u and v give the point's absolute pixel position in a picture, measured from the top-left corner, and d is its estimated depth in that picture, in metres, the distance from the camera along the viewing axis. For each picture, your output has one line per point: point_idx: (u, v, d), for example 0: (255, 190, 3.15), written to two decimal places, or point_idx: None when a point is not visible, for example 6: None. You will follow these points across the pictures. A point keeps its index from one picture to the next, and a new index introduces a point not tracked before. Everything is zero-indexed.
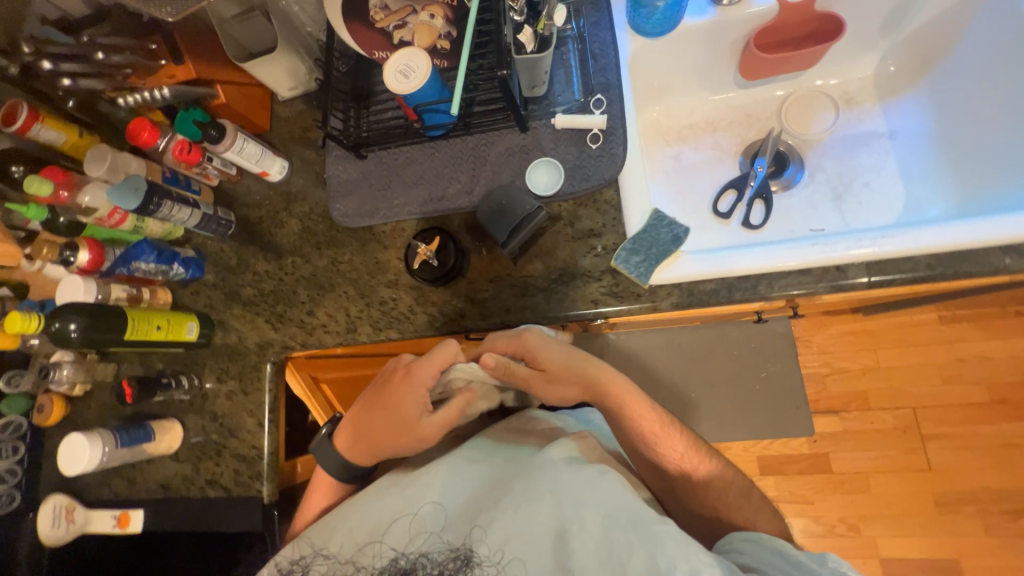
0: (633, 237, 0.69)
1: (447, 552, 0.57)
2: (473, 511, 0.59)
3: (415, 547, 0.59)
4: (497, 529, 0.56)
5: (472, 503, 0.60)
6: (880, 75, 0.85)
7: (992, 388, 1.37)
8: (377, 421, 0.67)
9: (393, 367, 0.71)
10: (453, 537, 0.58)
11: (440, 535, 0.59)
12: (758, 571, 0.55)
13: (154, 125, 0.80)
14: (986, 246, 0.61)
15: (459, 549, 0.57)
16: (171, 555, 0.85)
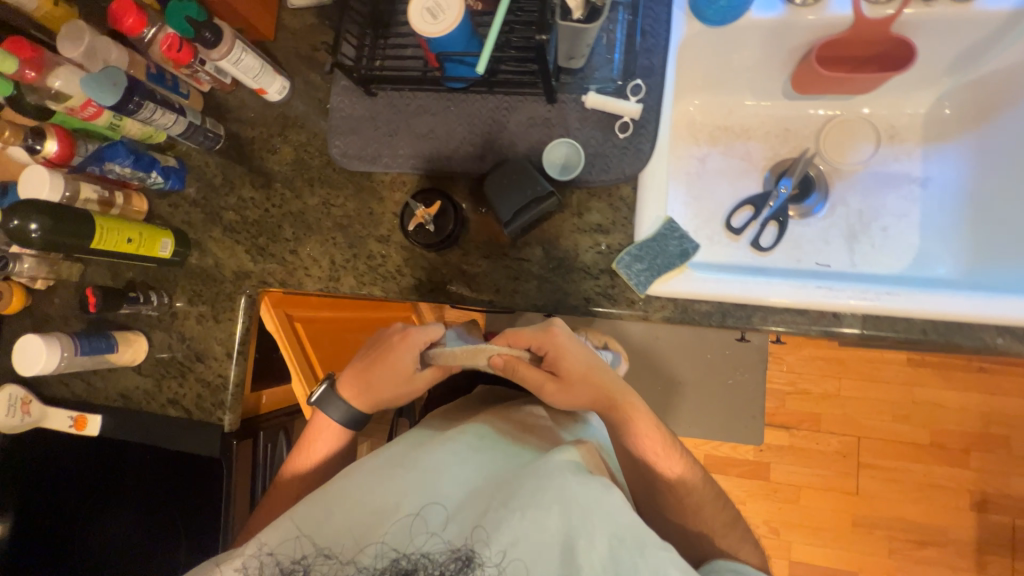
0: (641, 243, 0.66)
1: (448, 552, 0.48)
2: (485, 508, 0.52)
3: (418, 546, 0.49)
4: (509, 526, 0.49)
5: (483, 498, 0.53)
6: (932, 116, 0.80)
7: (935, 433, 1.44)
8: (377, 374, 0.70)
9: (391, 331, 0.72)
10: (456, 536, 0.50)
11: (444, 533, 0.50)
12: None
13: (140, 10, 0.70)
14: (985, 322, 0.60)
15: (460, 549, 0.48)
16: (127, 462, 0.86)
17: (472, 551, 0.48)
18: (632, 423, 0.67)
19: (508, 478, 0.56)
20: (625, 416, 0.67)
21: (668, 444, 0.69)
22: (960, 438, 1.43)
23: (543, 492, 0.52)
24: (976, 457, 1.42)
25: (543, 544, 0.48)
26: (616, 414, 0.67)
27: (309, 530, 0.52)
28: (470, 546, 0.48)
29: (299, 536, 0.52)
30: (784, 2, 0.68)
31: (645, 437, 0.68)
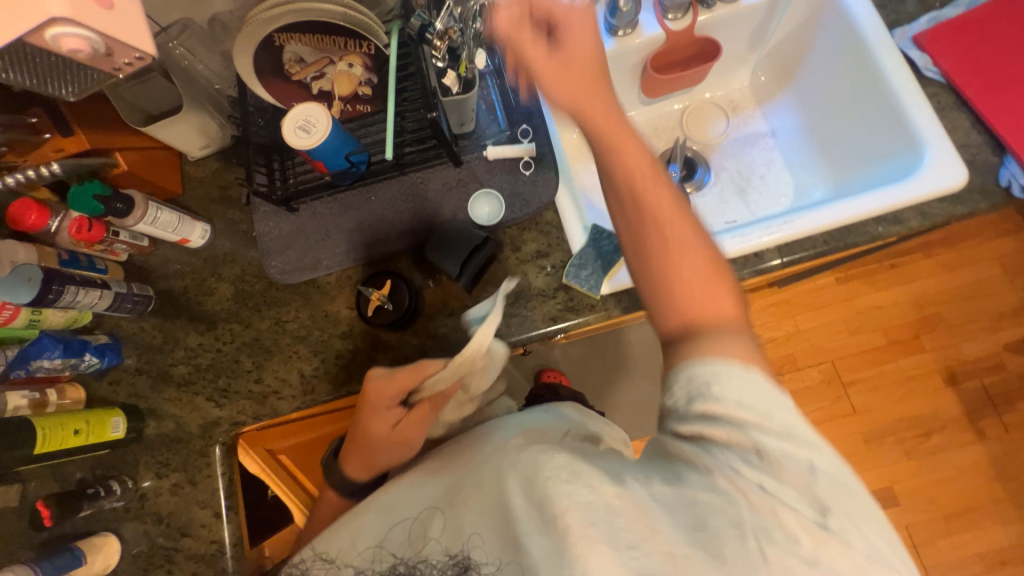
0: (579, 253, 0.73)
1: (448, 560, 0.48)
2: (471, 511, 0.49)
3: (413, 550, 0.50)
4: (481, 510, 0.48)
5: (462, 496, 0.51)
6: (754, 85, 0.99)
7: (887, 332, 1.58)
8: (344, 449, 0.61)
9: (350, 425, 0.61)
10: (456, 544, 0.48)
11: (449, 546, 0.48)
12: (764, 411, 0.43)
13: (41, 204, 0.71)
14: (864, 217, 0.73)
15: (458, 555, 0.48)
16: None
17: (473, 564, 0.46)
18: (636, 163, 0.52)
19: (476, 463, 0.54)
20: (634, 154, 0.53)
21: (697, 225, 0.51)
22: (906, 329, 1.58)
23: (503, 483, 0.49)
24: (927, 339, 1.57)
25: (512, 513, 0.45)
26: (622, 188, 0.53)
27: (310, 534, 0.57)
28: (474, 559, 0.47)
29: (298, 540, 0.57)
30: (610, 35, 0.83)
31: (700, 287, 0.48)
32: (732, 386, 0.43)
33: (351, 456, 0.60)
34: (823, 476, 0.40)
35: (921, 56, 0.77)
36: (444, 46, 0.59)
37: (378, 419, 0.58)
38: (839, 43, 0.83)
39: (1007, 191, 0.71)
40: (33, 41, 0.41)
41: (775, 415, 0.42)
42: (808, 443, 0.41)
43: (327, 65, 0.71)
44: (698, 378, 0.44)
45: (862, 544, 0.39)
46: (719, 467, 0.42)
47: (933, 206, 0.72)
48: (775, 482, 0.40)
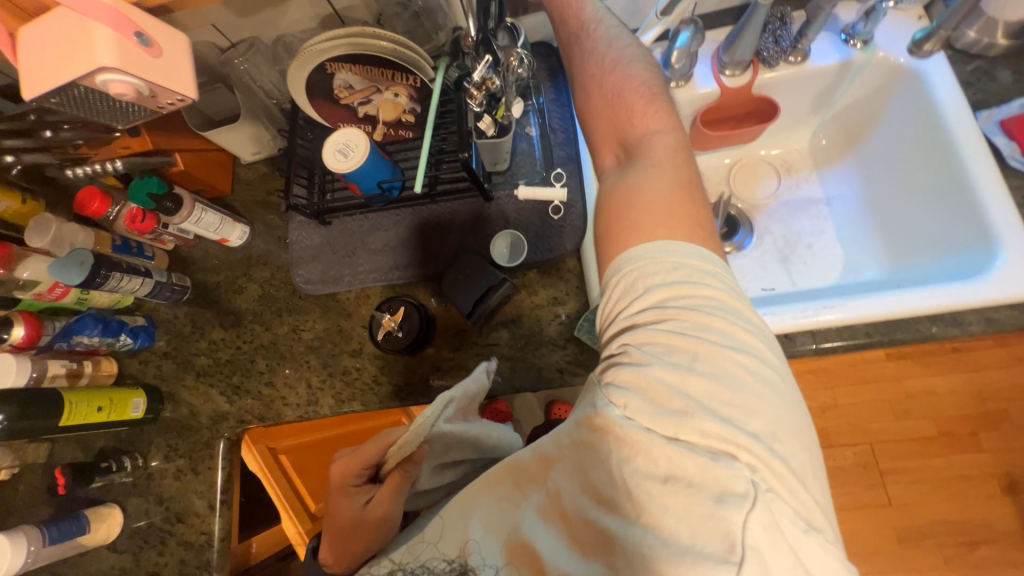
0: (595, 307, 0.71)
1: (447, 565, 0.53)
2: (460, 522, 0.55)
3: (417, 557, 0.56)
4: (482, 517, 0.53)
5: (451, 506, 0.57)
6: (814, 147, 0.93)
7: (939, 422, 1.42)
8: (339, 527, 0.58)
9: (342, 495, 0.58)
10: (451, 551, 0.54)
11: (447, 551, 0.54)
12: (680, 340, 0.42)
13: (104, 194, 0.77)
14: (918, 314, 0.66)
15: (456, 560, 0.53)
16: None
17: (472, 566, 0.52)
18: (640, 120, 0.55)
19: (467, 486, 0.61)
20: (642, 116, 0.55)
21: (687, 172, 0.51)
22: (964, 423, 1.41)
23: (477, 500, 0.55)
24: (986, 438, 1.40)
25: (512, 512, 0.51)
26: (610, 136, 0.57)
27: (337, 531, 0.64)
28: (471, 564, 0.52)
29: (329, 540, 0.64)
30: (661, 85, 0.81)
31: (663, 212, 0.48)
32: (642, 277, 0.46)
33: (332, 539, 0.59)
34: (699, 372, 0.40)
35: (1007, 143, 0.69)
36: (481, 95, 0.60)
37: (348, 502, 0.57)
38: (913, 116, 0.76)
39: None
40: (85, 83, 0.46)
41: (671, 317, 0.43)
42: (690, 293, 0.44)
43: (374, 93, 0.74)
44: (615, 277, 0.48)
45: (724, 430, 0.37)
46: (603, 404, 0.41)
47: (1000, 313, 0.64)
48: (642, 398, 0.40)
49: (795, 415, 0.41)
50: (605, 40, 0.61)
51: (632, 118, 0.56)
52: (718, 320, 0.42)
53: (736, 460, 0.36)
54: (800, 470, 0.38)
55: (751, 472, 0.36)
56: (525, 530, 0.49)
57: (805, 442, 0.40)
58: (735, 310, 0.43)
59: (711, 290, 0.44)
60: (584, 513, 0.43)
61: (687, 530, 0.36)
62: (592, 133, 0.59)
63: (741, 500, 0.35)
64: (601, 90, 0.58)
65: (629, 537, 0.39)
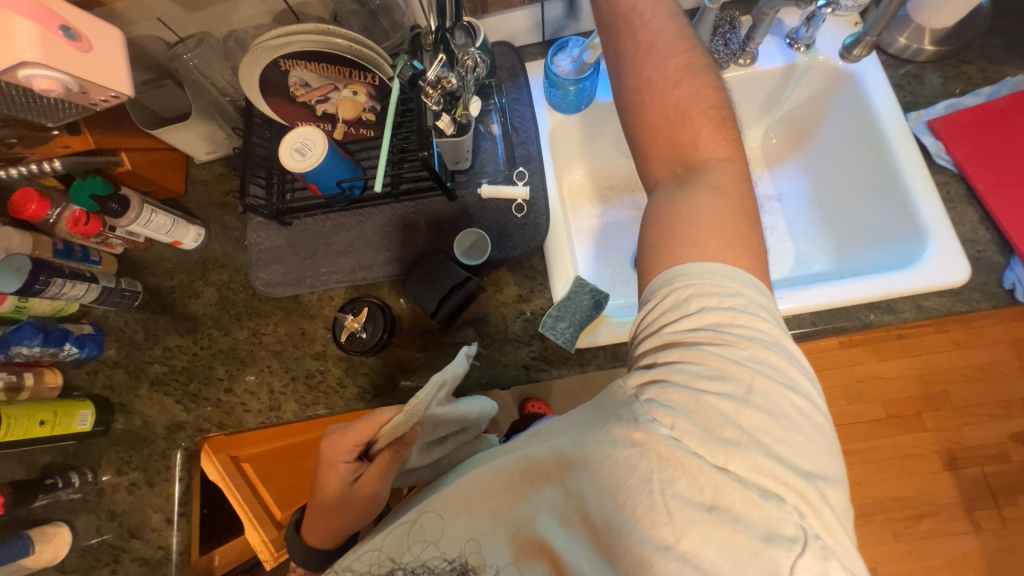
0: (559, 303, 0.72)
1: (448, 565, 0.51)
2: (466, 516, 0.51)
3: (415, 556, 0.52)
4: (492, 517, 0.50)
5: (456, 500, 0.52)
6: (765, 146, 0.97)
7: (887, 405, 1.52)
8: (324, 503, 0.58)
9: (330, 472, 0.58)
10: (452, 548, 0.51)
11: (447, 551, 0.51)
12: (730, 368, 0.44)
13: (42, 195, 0.72)
14: (857, 302, 0.70)
15: (457, 559, 0.51)
16: None
17: (473, 565, 0.50)
18: (704, 144, 0.55)
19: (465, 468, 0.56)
20: (706, 138, 0.55)
21: (748, 201, 0.53)
22: (908, 405, 1.51)
23: (483, 500, 0.51)
24: (928, 418, 1.51)
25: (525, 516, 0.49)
26: (664, 152, 0.56)
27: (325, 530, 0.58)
28: (472, 564, 0.50)
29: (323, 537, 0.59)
30: None
31: (725, 236, 0.50)
32: (698, 299, 0.47)
33: (317, 513, 0.59)
34: (755, 406, 0.42)
35: (934, 142, 0.75)
36: (437, 94, 0.60)
37: (336, 475, 0.58)
38: (853, 117, 0.81)
39: (1011, 293, 0.68)
40: (9, 78, 0.44)
41: (719, 343, 0.45)
42: (743, 321, 0.46)
43: (332, 91, 0.73)
44: (665, 290, 0.49)
45: (770, 461, 0.40)
46: (647, 421, 0.42)
47: (932, 299, 0.69)
48: (691, 421, 0.42)
49: (834, 461, 0.43)
50: (661, 46, 0.59)
51: (697, 140, 0.55)
52: (768, 356, 0.45)
53: (785, 501, 0.39)
54: (839, 514, 0.40)
55: (800, 515, 0.38)
56: (539, 528, 0.48)
57: (841, 485, 0.43)
58: (781, 347, 0.46)
59: (762, 325, 0.46)
60: (609, 522, 0.42)
61: (729, 563, 0.37)
62: (643, 149, 0.58)
63: (788, 539, 0.37)
64: (659, 100, 0.56)
65: (663, 560, 0.39)
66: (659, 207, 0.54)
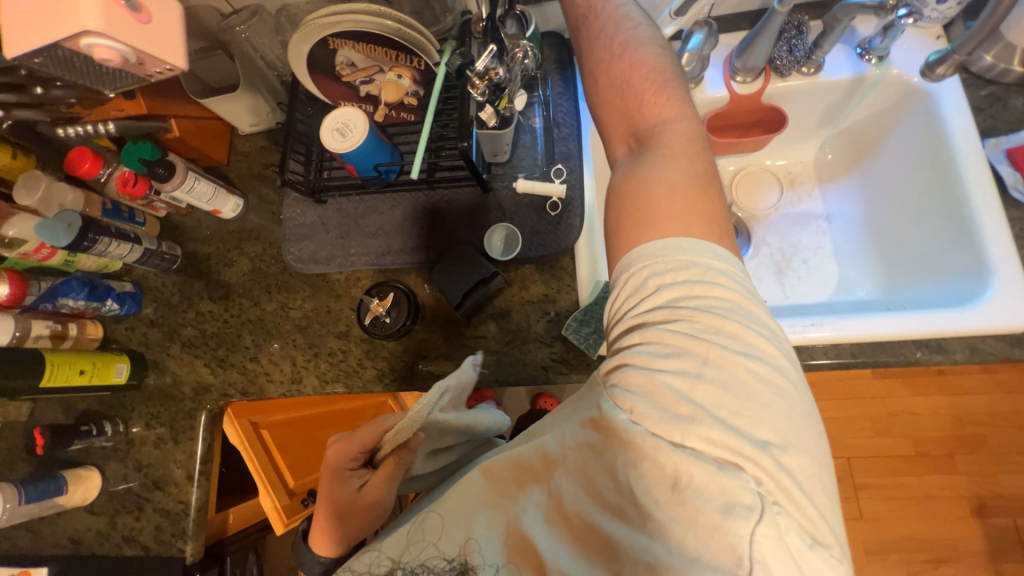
0: (585, 307, 0.71)
1: (448, 566, 0.50)
2: (460, 515, 0.52)
3: (415, 556, 0.52)
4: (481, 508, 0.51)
5: (450, 499, 0.53)
6: (819, 161, 0.92)
7: (917, 442, 1.44)
8: (332, 510, 0.58)
9: (335, 480, 0.59)
10: (451, 549, 0.51)
11: (447, 551, 0.51)
12: (690, 342, 0.41)
13: (96, 155, 0.75)
14: (904, 337, 0.66)
15: (456, 559, 0.50)
16: None
17: (473, 565, 0.50)
18: (651, 110, 0.52)
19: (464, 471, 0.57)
20: (654, 102, 0.52)
21: (702, 164, 0.49)
22: (941, 444, 1.43)
23: (479, 501, 0.52)
24: (961, 461, 1.42)
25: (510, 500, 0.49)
26: (621, 122, 0.54)
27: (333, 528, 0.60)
28: (472, 562, 0.50)
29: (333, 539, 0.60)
30: None
31: (677, 205, 0.46)
32: (655, 278, 0.44)
33: (324, 522, 0.58)
34: (710, 380, 0.39)
35: (1011, 173, 0.69)
36: (483, 84, 0.58)
37: (342, 485, 0.58)
38: (920, 138, 0.75)
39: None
40: (70, 45, 0.45)
41: (678, 319, 0.42)
42: (703, 291, 0.43)
43: (377, 72, 0.72)
44: (624, 275, 0.47)
45: (726, 433, 0.37)
46: (608, 407, 0.41)
47: (989, 342, 0.64)
48: (647, 402, 0.40)
49: (808, 429, 0.39)
50: (615, 20, 0.58)
51: (644, 107, 0.52)
52: (730, 321, 0.41)
53: (743, 471, 0.36)
54: (803, 481, 0.37)
55: (757, 483, 0.36)
56: (525, 524, 0.48)
57: (814, 451, 0.39)
58: (745, 311, 0.42)
59: (723, 290, 0.43)
60: (591, 521, 0.43)
61: (693, 539, 0.36)
62: (602, 123, 0.56)
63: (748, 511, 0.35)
64: (616, 72, 0.55)
65: (635, 543, 0.39)
66: (616, 181, 0.51)
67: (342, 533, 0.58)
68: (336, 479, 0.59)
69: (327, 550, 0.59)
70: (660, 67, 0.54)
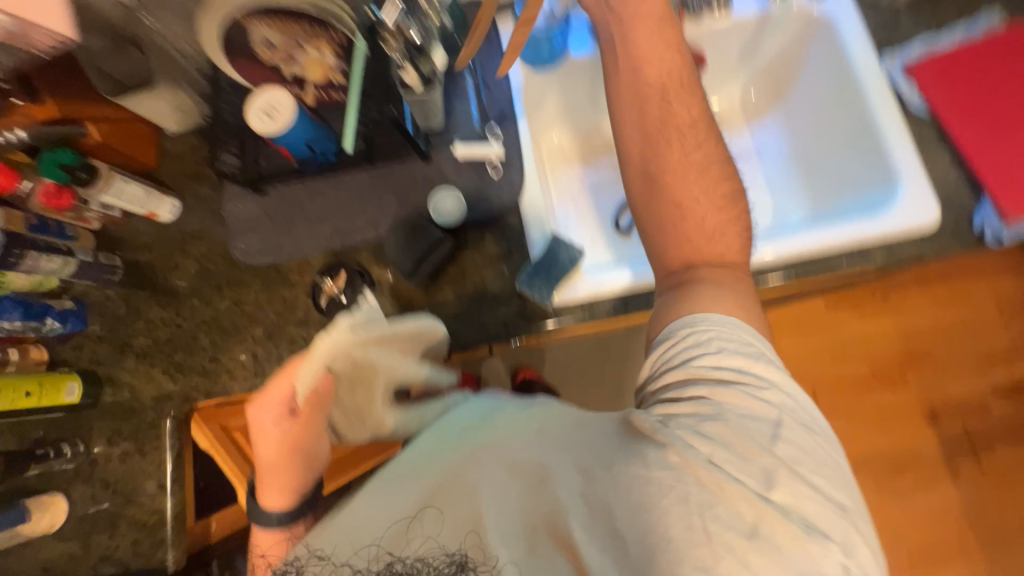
0: (535, 260, 0.73)
1: (445, 558, 0.44)
2: (462, 500, 0.48)
3: (409, 551, 0.46)
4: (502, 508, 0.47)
5: (454, 489, 0.49)
6: (745, 101, 0.96)
7: (872, 363, 1.55)
8: (276, 457, 0.55)
9: (266, 431, 0.55)
10: (451, 539, 0.46)
11: (447, 543, 0.45)
12: (749, 402, 0.49)
13: (13, 169, 0.72)
14: (830, 249, 0.71)
15: (455, 554, 0.45)
16: None
17: (474, 561, 0.44)
18: (709, 244, 0.59)
19: (468, 441, 0.54)
20: (715, 218, 0.60)
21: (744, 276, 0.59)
22: (893, 361, 1.54)
23: (500, 494, 0.48)
24: (912, 375, 1.53)
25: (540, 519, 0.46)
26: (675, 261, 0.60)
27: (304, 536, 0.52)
28: (472, 559, 0.44)
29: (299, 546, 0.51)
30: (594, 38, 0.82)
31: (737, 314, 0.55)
32: (709, 352, 0.52)
33: (272, 472, 0.57)
34: (786, 437, 0.46)
35: (907, 86, 0.75)
36: (398, 43, 0.61)
37: (273, 434, 0.55)
38: (828, 65, 0.80)
39: (978, 237, 0.70)
40: None
41: (724, 376, 0.51)
42: (759, 365, 0.51)
43: (297, 49, 0.71)
44: (687, 330, 0.54)
45: (783, 465, 0.44)
46: (688, 447, 0.44)
47: (903, 245, 0.70)
48: (727, 450, 0.44)
49: (852, 488, 0.47)
50: (677, 93, 0.62)
51: (703, 237, 0.59)
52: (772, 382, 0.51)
53: (827, 539, 0.41)
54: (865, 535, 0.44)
55: (844, 557, 0.41)
56: (566, 526, 0.44)
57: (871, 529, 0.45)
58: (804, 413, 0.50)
59: (774, 372, 0.51)
60: (659, 537, 0.41)
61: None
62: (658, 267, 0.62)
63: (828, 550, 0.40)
64: (672, 172, 0.61)
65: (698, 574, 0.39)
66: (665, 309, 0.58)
67: (294, 474, 0.57)
68: (265, 430, 0.55)
69: (283, 493, 0.58)
70: (707, 143, 0.62)
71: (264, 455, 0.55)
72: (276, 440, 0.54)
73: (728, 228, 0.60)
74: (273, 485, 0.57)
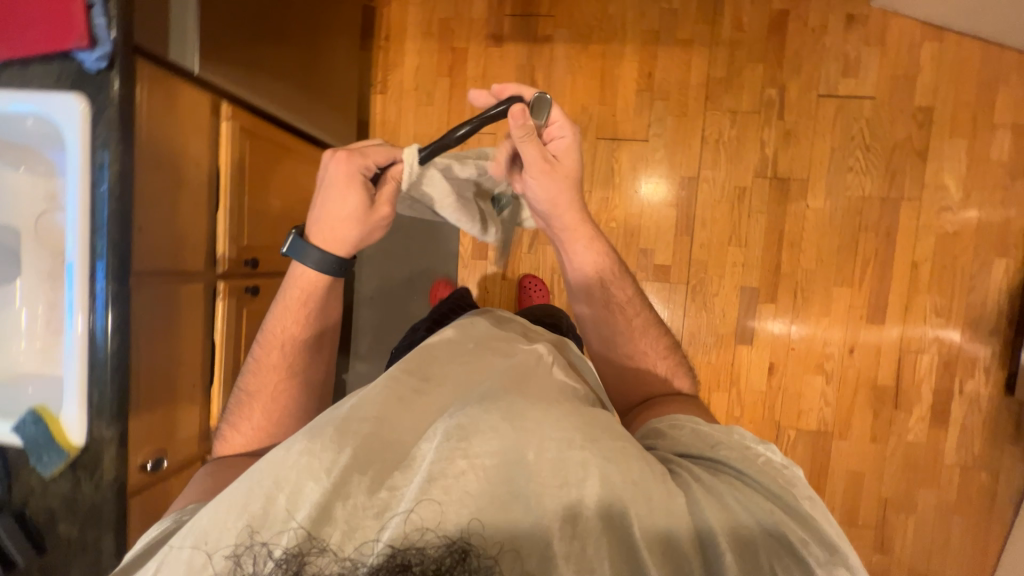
0: (32, 453, 0.84)
1: (448, 548, 0.52)
2: (480, 471, 0.56)
3: (414, 541, 0.52)
4: (562, 489, 0.55)
5: (474, 479, 0.55)
6: (31, 168, 0.99)
7: (440, 71, 1.70)
8: (338, 207, 0.86)
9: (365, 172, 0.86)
10: (451, 531, 0.53)
11: (449, 533, 0.52)
12: (772, 473, 0.64)
13: None
14: (89, 196, 0.79)
15: (456, 542, 0.52)
16: None
17: (473, 544, 0.52)
18: (648, 352, 0.98)
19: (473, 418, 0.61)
20: (649, 343, 0.99)
21: (669, 367, 0.98)
22: (444, 53, 1.70)
23: (567, 454, 0.57)
24: (457, 43, 1.69)
25: (599, 497, 0.56)
26: (635, 371, 0.97)
27: (291, 517, 0.53)
28: (472, 543, 0.52)
29: (280, 527, 0.53)
30: None
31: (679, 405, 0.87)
32: (733, 437, 0.70)
33: (322, 222, 0.87)
34: (813, 526, 0.58)
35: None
36: None
37: (343, 184, 0.85)
38: None
39: (107, 60, 0.78)
40: None
41: (759, 449, 0.67)
42: (805, 502, 0.62)
43: None
44: (728, 431, 0.71)
45: (726, 550, 0.55)
46: (729, 464, 0.65)
47: (98, 132, 0.79)
48: (761, 492, 0.61)
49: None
50: (581, 215, 0.94)
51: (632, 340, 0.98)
52: (735, 466, 0.64)
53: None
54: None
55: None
56: (628, 517, 0.55)
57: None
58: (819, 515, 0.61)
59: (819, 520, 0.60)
60: (695, 545, 0.56)
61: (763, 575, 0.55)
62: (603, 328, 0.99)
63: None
64: (607, 297, 0.97)
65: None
66: (614, 320, 0.98)
67: (329, 228, 0.87)
68: (355, 185, 0.85)
69: (326, 224, 0.87)
70: (644, 317, 1.00)
71: (343, 179, 0.85)
72: (358, 182, 0.85)
73: (677, 370, 0.98)
74: (327, 205, 0.87)
